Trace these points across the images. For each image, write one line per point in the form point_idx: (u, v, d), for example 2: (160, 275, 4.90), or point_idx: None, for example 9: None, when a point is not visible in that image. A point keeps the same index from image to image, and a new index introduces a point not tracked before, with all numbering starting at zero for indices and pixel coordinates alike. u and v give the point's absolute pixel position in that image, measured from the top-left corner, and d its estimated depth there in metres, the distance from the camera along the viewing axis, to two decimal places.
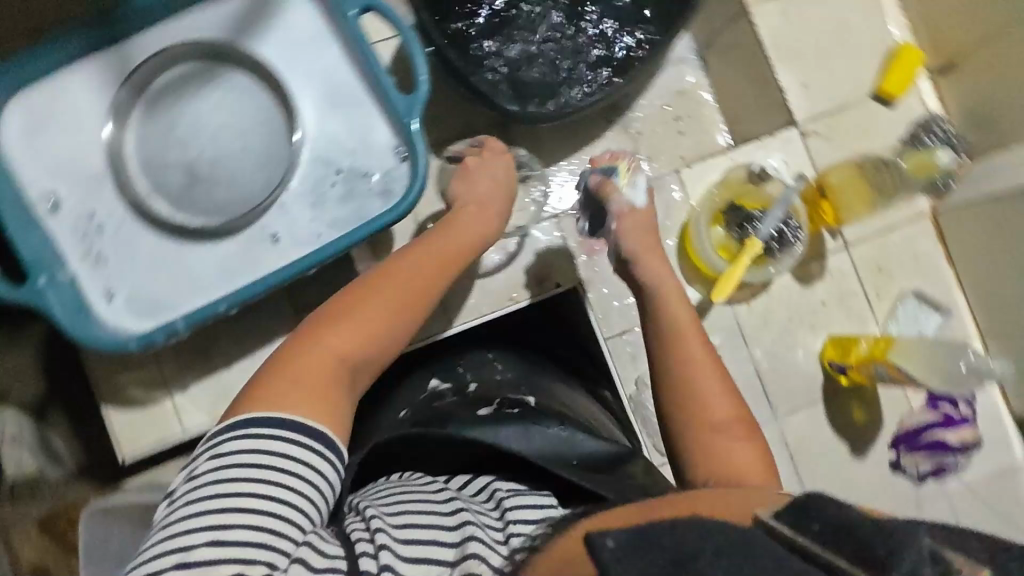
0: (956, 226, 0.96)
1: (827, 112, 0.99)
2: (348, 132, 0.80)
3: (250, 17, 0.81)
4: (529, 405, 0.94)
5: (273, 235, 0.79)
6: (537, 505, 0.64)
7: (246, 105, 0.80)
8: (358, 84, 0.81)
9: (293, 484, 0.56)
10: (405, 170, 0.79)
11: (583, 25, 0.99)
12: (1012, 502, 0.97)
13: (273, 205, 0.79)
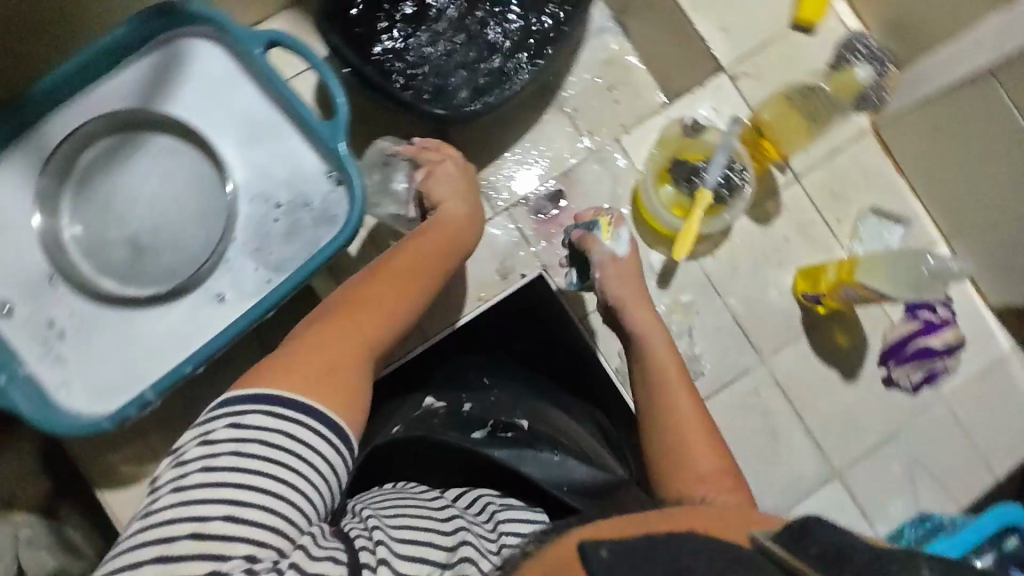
0: (899, 136, 0.97)
1: (752, 51, 1.00)
2: (279, 170, 0.79)
3: (157, 75, 0.80)
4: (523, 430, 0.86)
5: (218, 295, 0.78)
6: (527, 517, 0.67)
7: (174, 166, 0.80)
8: (279, 118, 0.80)
9: (310, 470, 0.54)
10: (342, 194, 0.79)
11: (496, 16, 0.99)
12: (1008, 393, 0.98)
13: (217, 261, 0.78)
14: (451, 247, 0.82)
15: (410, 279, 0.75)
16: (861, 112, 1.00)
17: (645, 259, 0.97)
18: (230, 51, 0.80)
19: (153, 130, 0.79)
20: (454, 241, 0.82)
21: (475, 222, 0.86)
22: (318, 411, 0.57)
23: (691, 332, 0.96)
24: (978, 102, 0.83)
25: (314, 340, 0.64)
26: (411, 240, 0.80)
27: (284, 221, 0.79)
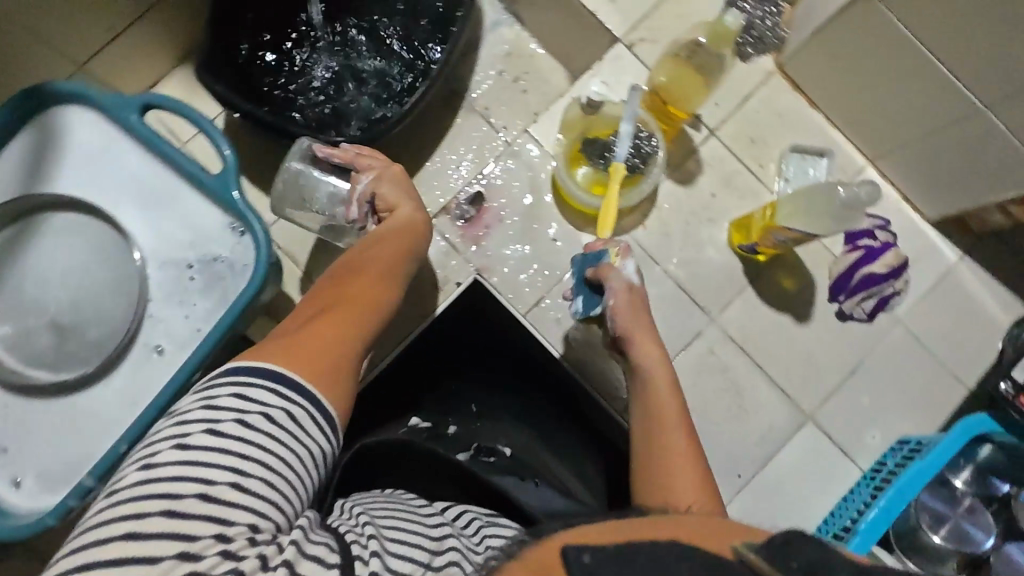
0: (805, 72, 0.95)
1: (643, 17, 0.99)
2: (180, 229, 0.78)
3: (41, 159, 0.78)
4: (505, 455, 0.99)
5: (157, 346, 0.76)
6: (509, 533, 0.65)
7: (81, 239, 0.76)
8: (170, 178, 0.79)
9: (307, 448, 0.52)
10: (248, 239, 0.78)
11: (383, 32, 0.98)
12: (964, 304, 0.97)
13: (142, 320, 0.76)
14: (411, 245, 0.82)
15: (380, 283, 0.76)
16: (764, 54, 0.99)
17: (577, 243, 0.97)
18: (107, 120, 0.78)
19: (47, 212, 0.75)
20: (416, 241, 0.83)
21: (421, 239, 0.83)
22: (313, 395, 0.55)
23: None
24: (866, 23, 0.81)
25: (304, 333, 0.63)
26: (376, 244, 0.80)
27: (197, 278, 0.78)
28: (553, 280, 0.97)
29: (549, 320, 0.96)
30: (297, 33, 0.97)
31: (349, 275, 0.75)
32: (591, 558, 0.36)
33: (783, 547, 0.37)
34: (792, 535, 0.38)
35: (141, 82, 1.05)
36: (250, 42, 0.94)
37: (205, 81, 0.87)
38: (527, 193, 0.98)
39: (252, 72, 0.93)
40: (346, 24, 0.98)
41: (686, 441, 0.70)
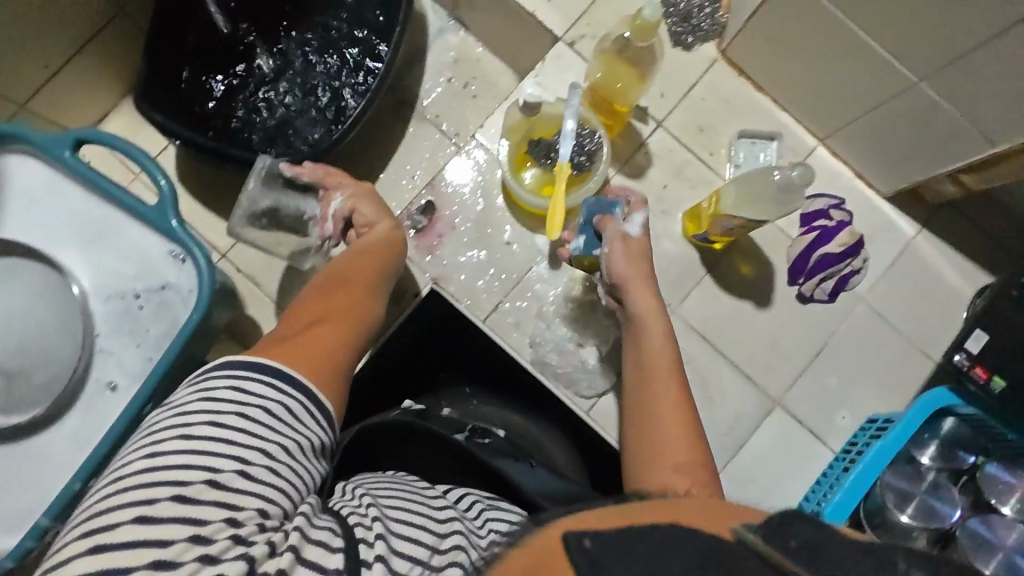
0: (746, 56, 0.94)
1: (582, 13, 0.99)
2: (123, 263, 0.78)
3: None
4: (500, 436, 0.89)
5: (111, 382, 0.76)
6: (514, 518, 0.61)
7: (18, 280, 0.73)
8: (110, 213, 0.79)
9: (305, 438, 0.53)
10: (190, 268, 0.78)
11: (322, 48, 0.98)
12: (926, 277, 0.96)
13: (92, 357, 0.76)
14: (383, 260, 0.82)
15: (364, 295, 0.76)
16: (706, 42, 0.98)
17: (532, 245, 0.97)
18: (41, 160, 0.78)
19: None
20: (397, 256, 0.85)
21: (398, 256, 0.84)
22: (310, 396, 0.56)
23: (595, 304, 0.95)
24: (795, 3, 0.80)
25: (295, 343, 0.63)
26: (361, 256, 0.81)
27: (144, 310, 0.78)
28: (510, 284, 0.96)
29: (508, 324, 0.96)
30: (237, 57, 0.97)
31: (336, 285, 0.76)
32: (593, 543, 0.33)
33: (778, 527, 0.34)
34: (787, 515, 0.35)
35: (88, 116, 1.05)
36: (190, 69, 0.94)
37: (142, 111, 0.86)
38: (478, 199, 0.98)
39: (195, 99, 0.94)
40: (286, 43, 0.98)
41: (677, 417, 0.69)
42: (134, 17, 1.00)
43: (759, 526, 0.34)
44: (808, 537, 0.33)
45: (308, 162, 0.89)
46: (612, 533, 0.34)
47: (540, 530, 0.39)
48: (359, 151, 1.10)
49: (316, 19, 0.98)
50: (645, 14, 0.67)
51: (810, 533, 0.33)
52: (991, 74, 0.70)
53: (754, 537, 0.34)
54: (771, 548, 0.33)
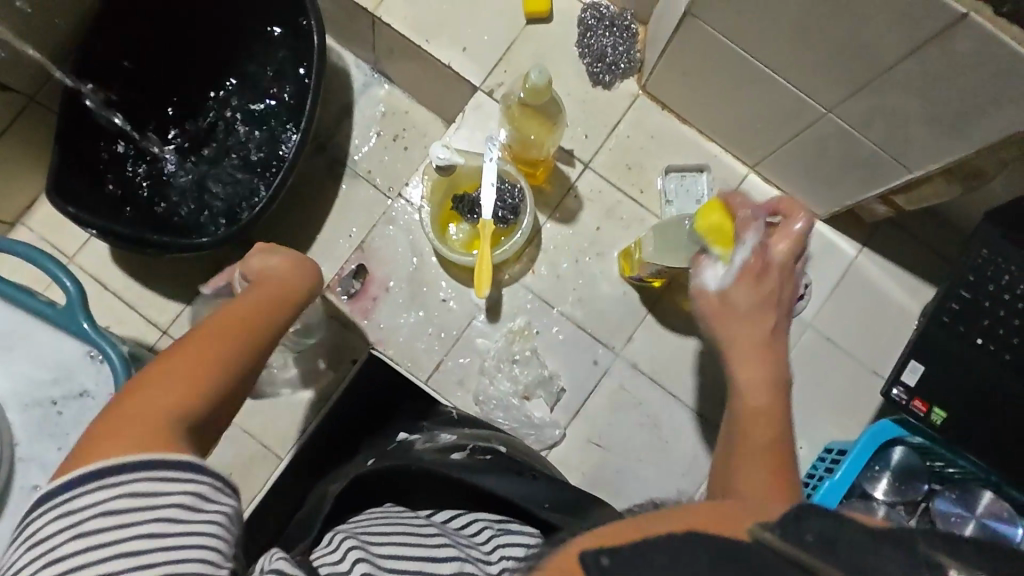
0: (665, 91, 0.93)
1: (499, 60, 0.97)
2: (39, 368, 0.76)
3: None
4: (503, 452, 0.77)
5: (35, 487, 0.74)
6: (531, 541, 0.57)
7: None
8: (21, 318, 0.77)
9: (170, 511, 0.41)
10: (106, 365, 0.76)
11: (239, 118, 0.97)
12: (871, 297, 0.94)
13: (13, 471, 0.74)
14: (285, 296, 0.66)
15: (247, 319, 0.58)
16: (626, 78, 0.97)
17: (468, 299, 0.95)
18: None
19: None
20: (309, 272, 0.71)
21: (302, 291, 0.68)
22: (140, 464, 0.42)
23: (537, 354, 0.93)
24: (694, 41, 0.79)
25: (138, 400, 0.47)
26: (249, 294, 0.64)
27: (63, 414, 0.76)
28: (450, 342, 0.94)
29: (452, 383, 0.92)
30: (154, 137, 0.96)
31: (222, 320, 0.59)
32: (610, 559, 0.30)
33: (794, 520, 0.31)
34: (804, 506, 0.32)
35: (10, 204, 1.02)
36: (107, 153, 0.93)
37: (54, 205, 0.85)
38: (411, 256, 0.96)
39: (112, 182, 0.92)
40: (203, 118, 0.97)
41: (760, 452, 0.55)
42: (44, 104, 0.96)
43: (774, 520, 0.31)
44: (827, 529, 0.30)
45: (228, 241, 0.88)
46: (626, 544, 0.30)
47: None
48: (290, 216, 1.08)
49: (230, 90, 0.97)
50: (532, 78, 0.67)
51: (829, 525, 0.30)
52: (892, 107, 0.70)
53: (771, 535, 0.30)
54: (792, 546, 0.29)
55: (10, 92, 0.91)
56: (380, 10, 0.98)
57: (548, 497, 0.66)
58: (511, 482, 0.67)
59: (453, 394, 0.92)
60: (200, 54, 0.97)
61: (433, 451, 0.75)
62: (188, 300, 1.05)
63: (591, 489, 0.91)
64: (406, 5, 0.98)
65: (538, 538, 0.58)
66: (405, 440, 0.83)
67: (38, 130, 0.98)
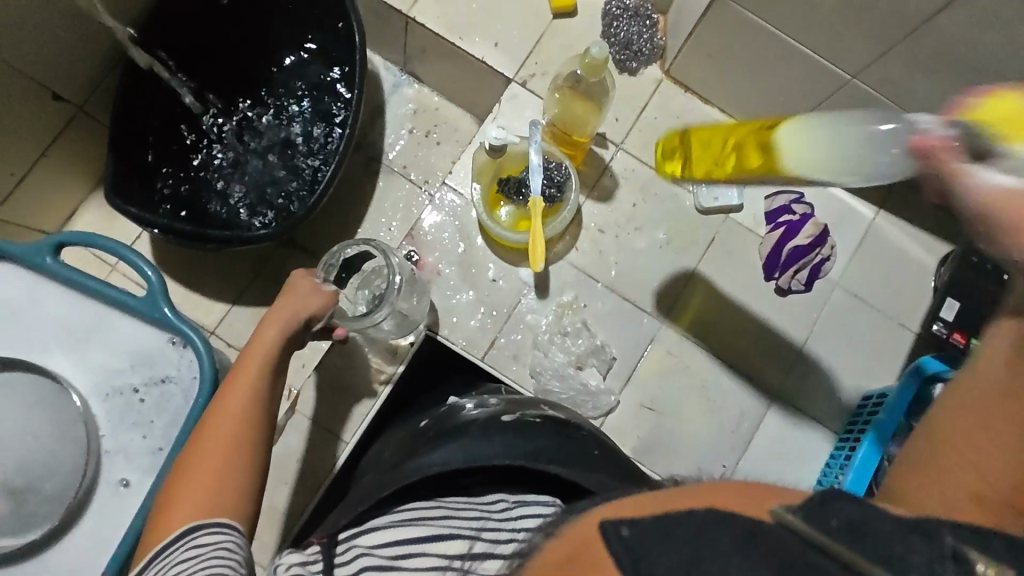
0: (689, 72, 1.00)
1: (530, 53, 1.03)
2: (122, 359, 0.83)
3: None
4: (552, 413, 0.77)
5: (121, 479, 0.81)
6: (545, 511, 0.54)
7: (10, 400, 0.76)
8: (103, 311, 0.84)
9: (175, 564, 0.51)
10: (186, 353, 0.83)
11: (283, 120, 1.01)
12: (892, 255, 1.01)
13: (102, 458, 0.81)
14: (261, 357, 0.69)
15: (229, 401, 0.64)
16: (650, 64, 1.03)
17: (516, 278, 0.99)
18: (31, 274, 0.83)
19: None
20: (297, 310, 0.74)
21: (278, 340, 0.70)
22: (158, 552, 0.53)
23: (587, 326, 0.98)
24: (721, 22, 0.86)
25: (163, 505, 0.58)
26: (236, 366, 0.68)
27: (144, 402, 0.83)
28: (502, 319, 0.98)
29: (508, 358, 0.97)
30: (200, 139, 1.00)
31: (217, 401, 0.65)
32: (630, 530, 0.33)
33: (819, 507, 0.34)
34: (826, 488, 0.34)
35: (55, 216, 1.04)
36: (151, 158, 0.96)
37: (111, 204, 0.87)
38: (459, 241, 1.01)
39: (161, 184, 0.95)
40: (242, 122, 1.01)
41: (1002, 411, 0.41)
42: (91, 114, 0.98)
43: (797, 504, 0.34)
44: (852, 517, 0.32)
45: (284, 233, 0.91)
46: (648, 520, 0.34)
47: (581, 518, 0.42)
48: (330, 212, 1.11)
49: (274, 92, 1.01)
50: (591, 53, 0.76)
51: (853, 511, 0.33)
52: (909, 70, 0.77)
53: (793, 518, 0.33)
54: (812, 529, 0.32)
55: (62, 102, 0.93)
56: (411, 11, 1.03)
57: (603, 460, 0.70)
58: (563, 449, 0.69)
59: (508, 368, 0.96)
60: (243, 62, 1.01)
61: (491, 418, 0.76)
62: (234, 300, 1.07)
63: (647, 450, 0.95)
64: (436, 6, 1.03)
65: (556, 508, 0.54)
66: (455, 406, 0.84)
67: (83, 142, 1.00)
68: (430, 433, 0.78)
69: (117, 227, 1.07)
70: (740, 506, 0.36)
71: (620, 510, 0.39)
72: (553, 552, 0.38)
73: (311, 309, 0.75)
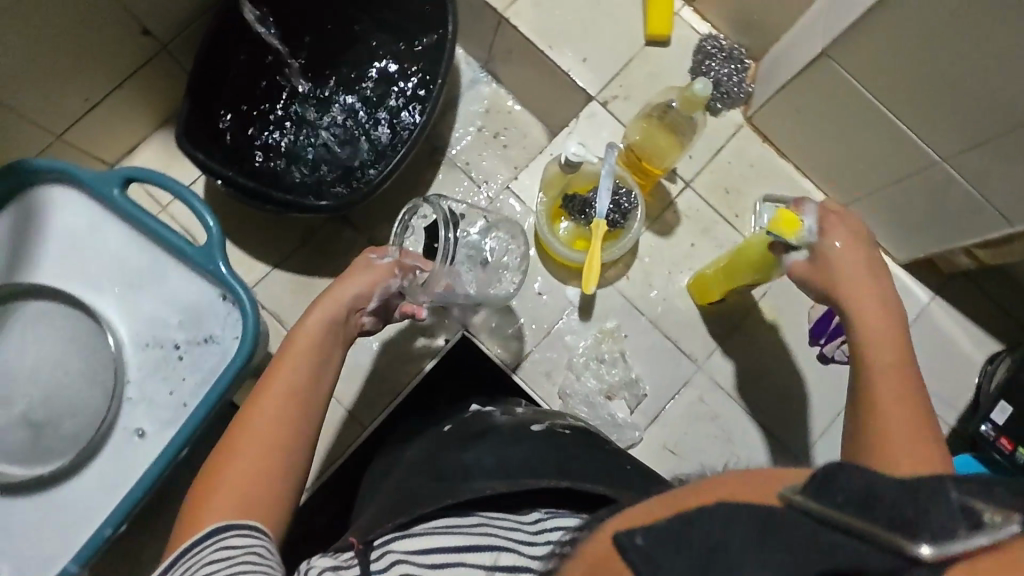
0: (772, 125, 0.99)
1: (616, 75, 1.03)
2: (168, 309, 0.83)
3: (18, 248, 0.82)
4: (577, 425, 0.77)
5: (139, 431, 0.80)
6: (572, 522, 0.54)
7: (48, 334, 0.78)
8: (159, 253, 0.84)
9: (214, 560, 0.50)
10: (233, 312, 0.82)
11: (361, 92, 1.00)
12: (940, 345, 0.99)
13: (123, 408, 0.80)
14: (308, 339, 0.68)
15: (271, 381, 0.64)
16: (733, 108, 1.02)
17: (562, 296, 0.98)
18: (93, 207, 0.83)
19: (30, 297, 0.77)
20: (349, 293, 0.73)
21: (327, 321, 0.70)
22: (192, 548, 0.52)
23: (624, 357, 0.97)
24: (820, 79, 0.85)
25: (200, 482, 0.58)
26: (286, 344, 0.68)
27: (181, 358, 0.82)
28: (541, 334, 0.97)
29: (540, 374, 0.96)
30: (277, 98, 1.00)
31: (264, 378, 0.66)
32: (644, 540, 0.32)
33: (825, 482, 0.31)
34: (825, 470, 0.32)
35: (119, 146, 1.05)
36: (225, 110, 0.96)
37: (184, 149, 0.88)
38: None
39: (229, 143, 0.96)
40: (321, 90, 1.01)
41: (900, 394, 0.56)
42: (172, 53, 0.98)
43: (806, 488, 0.32)
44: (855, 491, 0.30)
45: (346, 209, 0.91)
46: (662, 525, 0.33)
47: (605, 525, 0.41)
48: (388, 194, 1.10)
49: (357, 64, 1.01)
50: (696, 88, 0.78)
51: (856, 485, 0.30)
52: (1005, 164, 0.76)
53: (802, 499, 0.31)
54: (821, 506, 0.30)
55: (149, 38, 0.92)
56: (506, 10, 1.02)
57: (624, 467, 0.68)
58: (593, 453, 0.68)
59: (537, 382, 0.96)
60: (331, 29, 1.01)
61: (519, 425, 0.74)
62: (276, 264, 1.06)
63: None
64: (532, 9, 1.02)
65: (578, 520, 0.53)
66: (479, 413, 0.83)
67: (159, 79, 0.99)
68: (456, 433, 0.77)
69: (176, 169, 1.07)
70: (744, 495, 0.34)
71: (645, 511, 0.39)
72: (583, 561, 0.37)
73: (358, 292, 0.73)
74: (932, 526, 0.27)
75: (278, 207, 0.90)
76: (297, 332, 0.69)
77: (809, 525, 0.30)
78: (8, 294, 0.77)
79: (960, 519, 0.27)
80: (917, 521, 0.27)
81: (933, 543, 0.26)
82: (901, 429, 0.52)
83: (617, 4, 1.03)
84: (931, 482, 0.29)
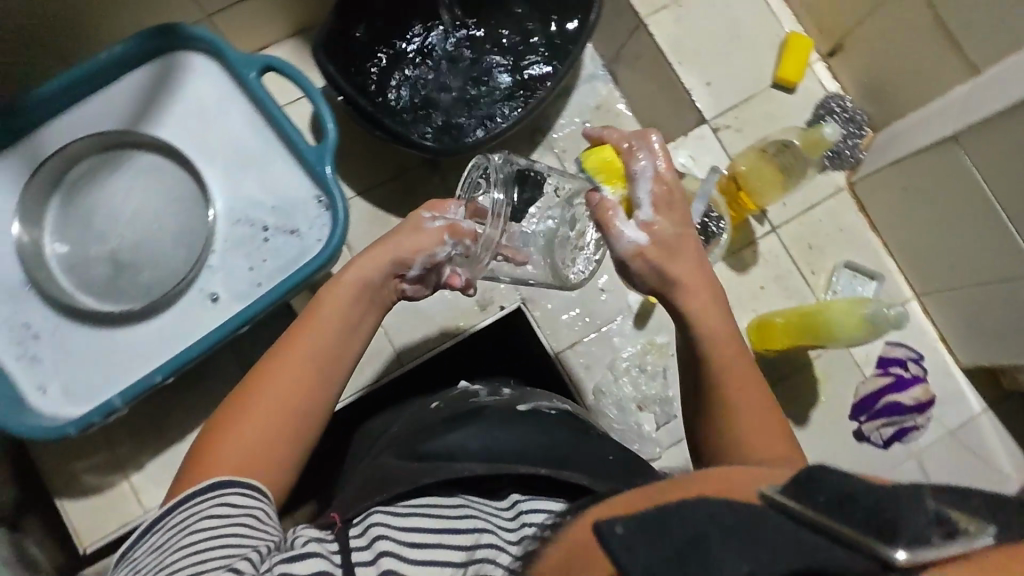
0: (874, 194, 0.99)
1: (735, 106, 1.04)
2: (266, 195, 0.87)
3: (151, 100, 0.87)
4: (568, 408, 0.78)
5: (212, 295, 0.84)
6: (554, 506, 0.57)
7: (153, 191, 0.86)
8: (274, 142, 0.88)
9: (213, 518, 0.51)
10: (324, 216, 0.86)
11: (487, 54, 1.04)
12: (981, 458, 0.97)
13: (201, 271, 0.84)
14: (337, 300, 0.70)
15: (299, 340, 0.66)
16: (840, 169, 1.03)
17: (623, 298, 0.99)
18: (226, 84, 0.88)
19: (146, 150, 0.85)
20: (388, 258, 0.73)
21: (358, 285, 0.71)
22: (196, 496, 0.53)
23: (666, 373, 0.97)
24: (940, 164, 0.85)
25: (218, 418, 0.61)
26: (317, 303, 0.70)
27: (267, 241, 0.85)
28: (591, 328, 0.98)
29: (580, 365, 0.97)
30: (408, 38, 1.03)
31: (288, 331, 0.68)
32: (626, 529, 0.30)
33: (806, 482, 0.31)
34: (814, 469, 0.32)
35: (252, 44, 1.10)
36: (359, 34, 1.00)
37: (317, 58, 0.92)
38: None
39: (354, 65, 0.99)
40: (450, 41, 1.04)
41: (748, 394, 0.62)
42: None
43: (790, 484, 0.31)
44: (838, 489, 0.30)
45: (446, 155, 0.93)
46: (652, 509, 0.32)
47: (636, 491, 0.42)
48: None
49: (489, 28, 1.04)
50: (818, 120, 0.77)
51: (842, 483, 0.30)
52: None
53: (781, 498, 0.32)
54: (801, 506, 0.30)
55: None
56: (647, 16, 1.04)
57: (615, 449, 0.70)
58: (596, 441, 0.70)
59: (574, 372, 0.97)
60: None
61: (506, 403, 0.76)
62: (362, 191, 1.10)
63: None
64: (672, 21, 1.04)
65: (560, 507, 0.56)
66: (466, 390, 0.83)
67: None
68: (442, 414, 0.76)
69: None
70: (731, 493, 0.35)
71: (675, 484, 0.40)
72: (612, 509, 0.39)
73: (396, 258, 0.73)
74: (908, 528, 0.26)
75: (385, 135, 0.93)
76: (328, 291, 0.70)
77: (790, 524, 0.30)
78: (132, 141, 0.85)
79: (935, 526, 0.26)
80: (897, 522, 0.26)
81: (906, 548, 0.26)
82: (755, 431, 0.59)
83: (757, 39, 1.05)
84: (907, 489, 0.28)
